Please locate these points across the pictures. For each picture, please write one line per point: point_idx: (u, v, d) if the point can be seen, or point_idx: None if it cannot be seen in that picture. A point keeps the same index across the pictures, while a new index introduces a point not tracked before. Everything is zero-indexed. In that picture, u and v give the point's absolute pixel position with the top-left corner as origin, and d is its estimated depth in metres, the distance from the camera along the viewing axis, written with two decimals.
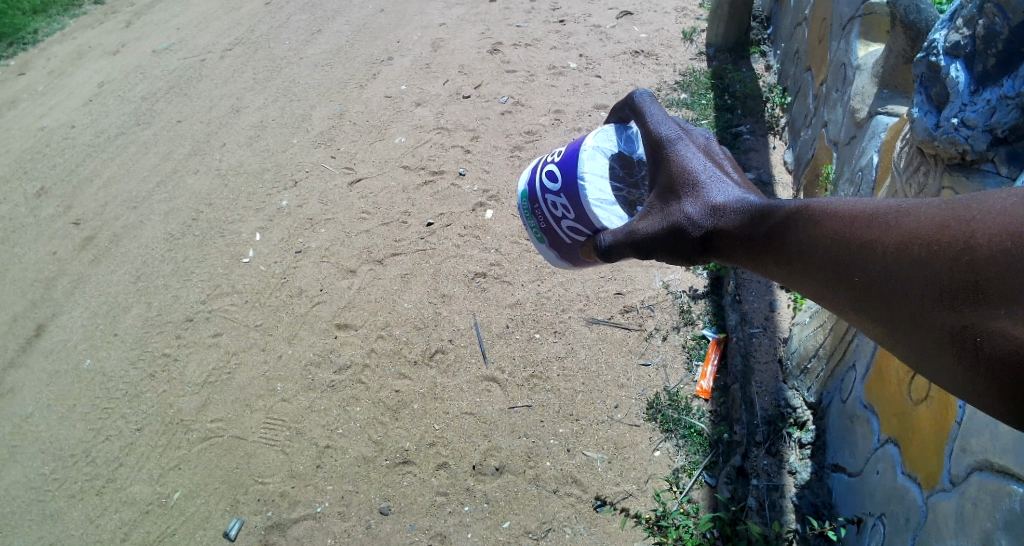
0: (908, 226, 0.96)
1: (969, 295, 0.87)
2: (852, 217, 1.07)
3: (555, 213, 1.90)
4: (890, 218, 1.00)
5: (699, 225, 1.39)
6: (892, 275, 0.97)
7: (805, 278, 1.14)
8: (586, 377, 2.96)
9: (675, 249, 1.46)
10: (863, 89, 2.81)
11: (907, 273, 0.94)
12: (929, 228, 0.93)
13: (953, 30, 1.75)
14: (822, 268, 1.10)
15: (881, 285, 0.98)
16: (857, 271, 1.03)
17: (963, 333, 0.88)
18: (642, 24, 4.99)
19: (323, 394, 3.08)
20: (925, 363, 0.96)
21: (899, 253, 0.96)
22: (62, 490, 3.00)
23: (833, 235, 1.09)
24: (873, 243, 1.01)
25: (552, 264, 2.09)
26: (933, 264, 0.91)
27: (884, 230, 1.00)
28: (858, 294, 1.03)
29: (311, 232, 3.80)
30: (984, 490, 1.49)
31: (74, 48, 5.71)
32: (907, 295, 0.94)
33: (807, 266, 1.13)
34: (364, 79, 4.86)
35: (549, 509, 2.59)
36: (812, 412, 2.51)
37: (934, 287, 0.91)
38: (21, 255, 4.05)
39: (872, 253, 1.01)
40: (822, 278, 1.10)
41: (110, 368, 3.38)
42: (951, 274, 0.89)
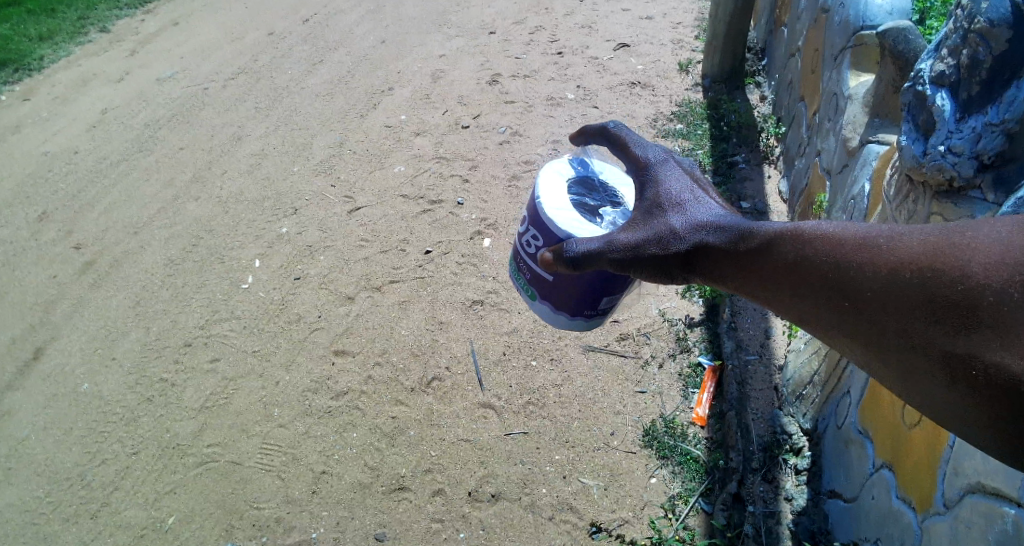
0: (901, 251, 0.99)
1: (965, 322, 0.89)
2: (841, 240, 1.10)
3: (531, 251, 1.82)
4: (884, 242, 1.03)
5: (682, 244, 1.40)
6: (886, 297, 0.99)
7: (795, 301, 1.17)
8: (582, 404, 2.97)
9: (658, 270, 1.47)
10: (855, 118, 2.87)
11: (902, 301, 0.97)
12: (922, 253, 0.96)
13: (937, 60, 1.79)
14: (814, 292, 1.12)
15: (874, 311, 1.01)
16: (849, 294, 1.05)
17: (962, 360, 0.89)
18: (639, 55, 5.09)
19: (320, 420, 3.09)
20: (918, 388, 0.98)
21: (893, 278, 0.99)
22: (56, 513, 2.98)
23: (823, 257, 1.12)
24: (864, 267, 1.04)
25: (554, 324, 1.92)
26: (929, 289, 0.94)
27: (876, 253, 1.03)
28: (852, 318, 1.05)
29: (310, 259, 3.83)
30: (976, 512, 1.51)
31: (78, 76, 5.80)
32: (902, 323, 0.97)
33: (796, 287, 1.16)
34: (364, 109, 4.94)
35: (545, 536, 2.58)
36: (808, 438, 2.52)
37: (928, 312, 0.93)
38: (21, 279, 4.08)
39: (866, 276, 1.03)
40: (815, 301, 1.12)
41: (107, 392, 3.39)
42: (946, 303, 0.91)
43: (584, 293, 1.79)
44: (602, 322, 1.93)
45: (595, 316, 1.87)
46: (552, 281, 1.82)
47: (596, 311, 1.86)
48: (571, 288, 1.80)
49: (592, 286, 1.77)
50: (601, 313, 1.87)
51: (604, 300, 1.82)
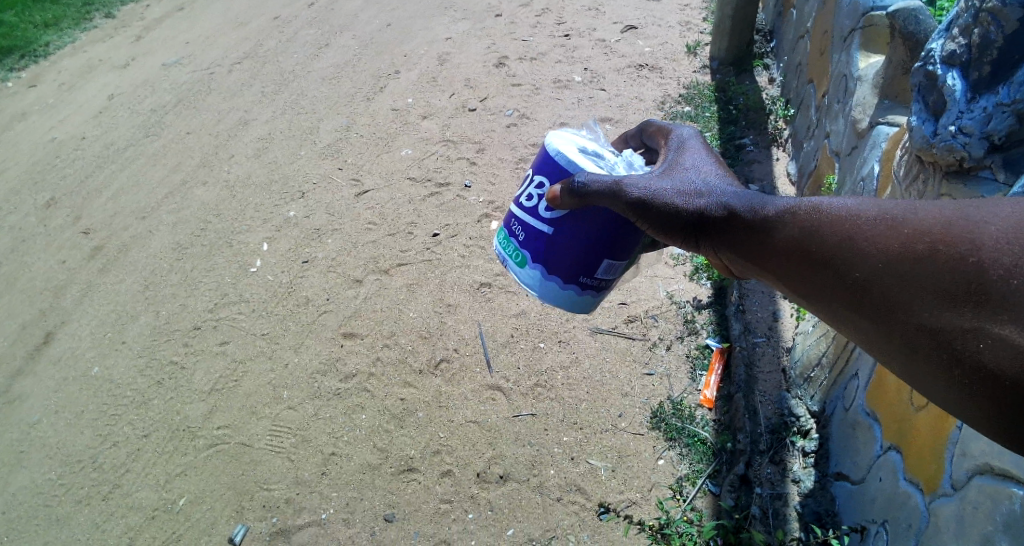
0: (913, 227, 0.99)
1: (972, 299, 0.89)
2: (856, 214, 1.09)
3: (533, 205, 1.70)
4: (897, 217, 1.02)
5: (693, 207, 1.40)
6: (895, 271, 0.99)
7: (805, 271, 1.15)
8: (590, 386, 2.98)
9: (667, 228, 1.45)
10: (864, 100, 2.84)
11: (911, 278, 0.96)
12: (935, 229, 0.96)
13: (948, 39, 1.78)
14: (820, 255, 1.12)
15: (885, 291, 1.00)
16: (858, 267, 1.05)
17: (970, 338, 0.88)
18: (646, 37, 5.06)
19: (329, 402, 3.10)
20: (920, 376, 0.97)
21: (903, 248, 0.99)
22: (69, 495, 3.01)
23: (838, 228, 1.10)
24: (875, 233, 1.04)
25: (541, 297, 1.75)
26: (938, 260, 0.93)
27: (886, 226, 1.03)
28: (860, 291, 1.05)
29: (318, 242, 3.84)
30: (983, 493, 1.51)
31: (84, 62, 5.79)
32: (909, 304, 0.96)
33: (802, 251, 1.16)
34: (371, 92, 4.92)
35: (553, 517, 2.60)
36: (816, 420, 2.50)
37: (937, 290, 0.93)
38: (30, 265, 4.10)
39: (875, 250, 1.03)
40: (825, 272, 1.11)
41: (118, 375, 3.41)
42: (954, 279, 0.91)
43: (584, 253, 1.66)
44: (594, 304, 1.77)
45: (589, 290, 1.72)
46: (551, 236, 1.68)
47: (591, 282, 1.71)
48: (571, 246, 1.66)
49: (594, 243, 1.64)
50: (596, 288, 1.73)
51: (603, 269, 1.69)
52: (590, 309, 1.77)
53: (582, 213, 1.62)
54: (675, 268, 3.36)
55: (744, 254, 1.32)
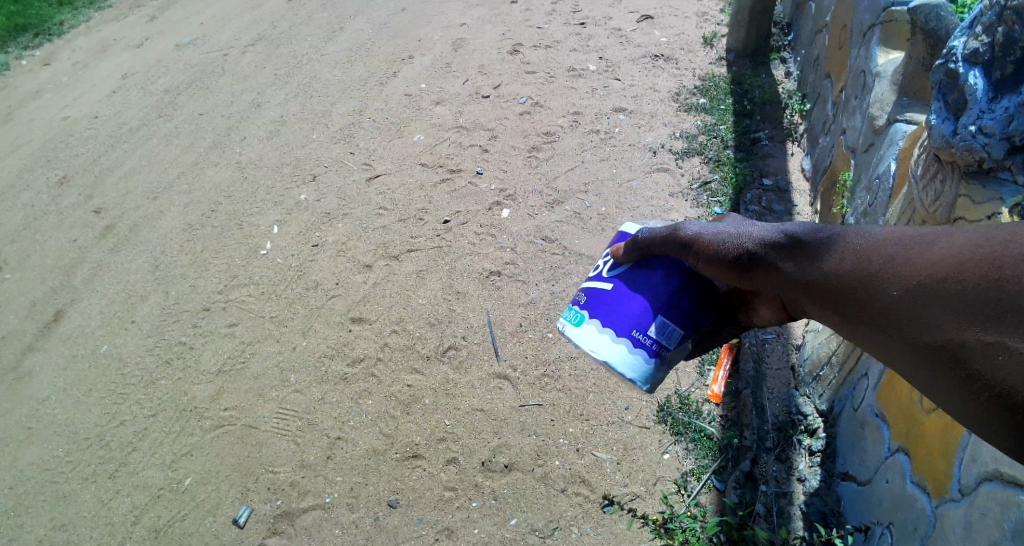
0: (942, 249, 0.99)
1: (986, 308, 0.91)
2: (889, 241, 1.09)
3: (601, 269, 1.75)
4: (929, 240, 1.03)
5: (729, 240, 1.41)
6: (922, 292, 1.00)
7: (837, 298, 1.15)
8: (598, 378, 2.97)
9: (710, 265, 1.46)
10: (882, 96, 2.79)
11: (935, 298, 0.97)
12: (960, 251, 0.96)
13: (971, 37, 1.75)
14: (849, 281, 1.12)
15: (909, 313, 1.01)
16: (888, 287, 1.05)
17: (986, 351, 0.90)
18: (663, 28, 5.01)
19: (336, 387, 3.11)
20: (928, 379, 1.00)
21: (931, 270, 0.99)
22: (75, 472, 3.03)
23: (870, 254, 1.10)
24: (903, 257, 1.05)
25: (598, 360, 1.64)
26: (958, 275, 0.95)
27: (915, 248, 1.04)
28: (885, 312, 1.05)
29: (328, 226, 3.84)
30: (993, 499, 1.49)
31: (98, 41, 5.79)
32: (933, 324, 0.97)
33: (832, 279, 1.16)
34: (384, 77, 4.90)
35: (556, 507, 2.60)
36: (824, 419, 2.48)
37: (958, 309, 0.94)
38: (42, 242, 4.11)
39: (906, 269, 1.03)
40: (856, 298, 1.11)
41: (127, 354, 3.43)
42: (977, 299, 0.92)
43: (647, 306, 1.61)
44: (653, 376, 1.62)
45: (648, 352, 1.61)
46: (609, 290, 1.68)
47: (646, 340, 1.61)
48: (630, 296, 1.63)
49: (656, 295, 1.61)
50: (655, 352, 1.61)
51: (662, 324, 1.60)
52: (648, 381, 1.62)
53: (643, 264, 1.65)
54: None
55: (776, 286, 1.31)
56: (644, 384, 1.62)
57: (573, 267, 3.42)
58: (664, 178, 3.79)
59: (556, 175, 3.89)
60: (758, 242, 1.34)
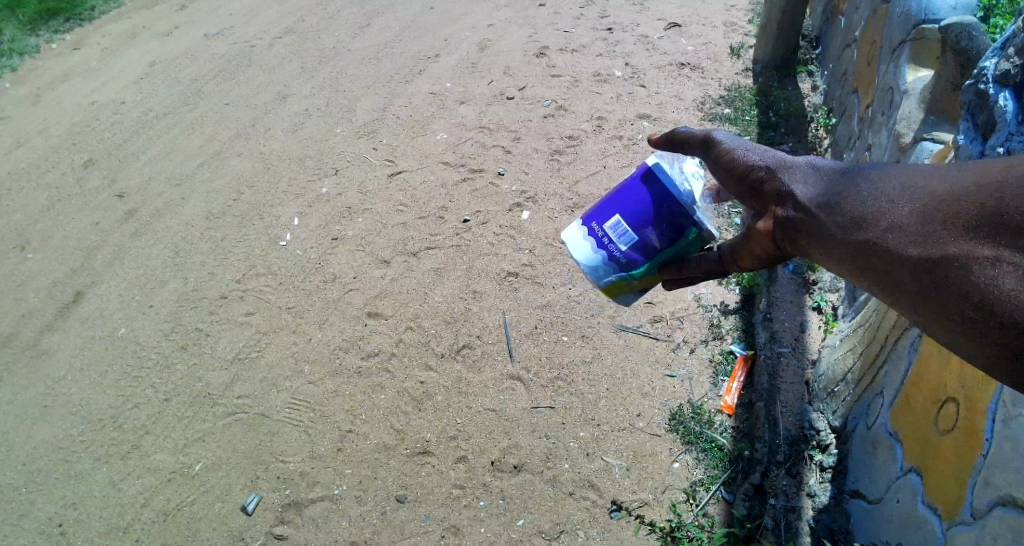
0: (948, 184, 1.14)
1: (973, 227, 1.07)
2: (897, 180, 1.24)
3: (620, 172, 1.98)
4: (935, 178, 1.18)
5: (755, 159, 1.52)
6: (929, 219, 1.14)
7: (844, 228, 1.28)
8: (611, 383, 2.97)
9: (727, 176, 1.58)
10: (910, 114, 2.76)
11: (941, 223, 1.12)
12: (964, 184, 1.12)
13: (1004, 58, 1.73)
14: (862, 206, 1.27)
15: (914, 238, 1.15)
16: (895, 218, 1.19)
17: (990, 270, 1.03)
18: (690, 36, 5.00)
19: (349, 380, 3.13)
20: (931, 305, 1.12)
21: (938, 201, 1.14)
22: (88, 452, 3.07)
23: (881, 190, 1.25)
24: (917, 185, 1.20)
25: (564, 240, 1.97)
26: (959, 201, 1.10)
27: (923, 185, 1.18)
28: (886, 232, 1.20)
29: (348, 220, 3.86)
30: (1005, 524, 1.52)
31: (128, 28, 5.86)
32: (938, 249, 1.11)
33: (844, 203, 1.30)
34: (410, 74, 4.92)
35: (564, 511, 2.60)
36: (836, 436, 2.45)
37: (963, 232, 1.08)
38: (65, 223, 4.17)
39: (914, 203, 1.18)
40: (864, 229, 1.24)
41: (145, 338, 3.47)
42: (980, 220, 1.06)
43: (613, 209, 1.85)
44: (597, 272, 1.90)
45: (600, 249, 1.88)
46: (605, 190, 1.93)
47: (601, 235, 1.87)
48: (608, 198, 1.87)
49: (624, 203, 1.83)
50: (606, 250, 1.88)
51: (615, 228, 1.84)
52: (592, 274, 1.91)
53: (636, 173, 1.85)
54: None
55: (783, 208, 1.44)
56: (598, 280, 1.92)
57: None
58: None
59: (577, 179, 3.89)
60: (784, 166, 1.47)
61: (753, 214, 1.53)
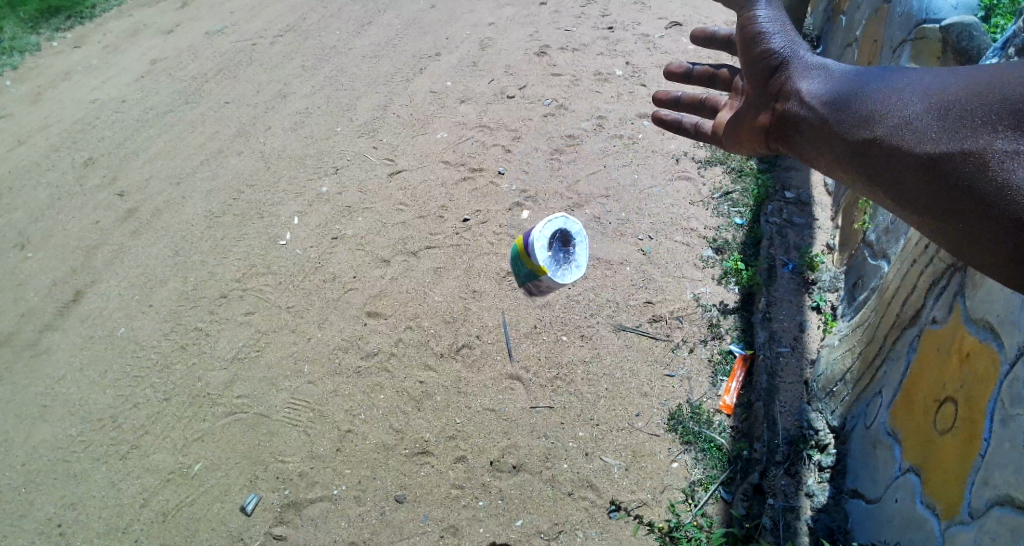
0: (958, 87, 1.33)
1: (986, 121, 1.25)
2: (908, 87, 1.43)
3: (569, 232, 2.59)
4: (946, 82, 1.37)
5: (780, 50, 1.80)
6: (941, 116, 1.33)
7: (859, 128, 1.47)
8: (610, 383, 2.97)
9: (749, 53, 1.86)
10: None
11: (955, 118, 1.30)
12: (974, 86, 1.31)
13: (1004, 58, 1.74)
14: (875, 105, 1.47)
15: (927, 134, 1.33)
16: (909, 119, 1.38)
17: (1006, 161, 1.20)
18: (691, 35, 4.99)
19: (349, 379, 3.13)
20: (943, 197, 1.29)
21: (951, 100, 1.33)
22: (87, 452, 3.07)
23: (894, 95, 1.44)
24: (930, 87, 1.38)
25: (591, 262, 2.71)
26: (970, 101, 1.29)
27: (933, 88, 1.38)
28: (895, 129, 1.39)
29: (348, 220, 3.86)
30: (1002, 524, 1.52)
31: (129, 26, 5.86)
32: (951, 143, 1.29)
33: (858, 100, 1.51)
34: (410, 73, 4.92)
35: (563, 511, 2.60)
36: (835, 435, 2.44)
37: (975, 126, 1.26)
38: (65, 222, 4.17)
39: (928, 104, 1.36)
40: (874, 128, 1.44)
41: (144, 337, 3.47)
42: (990, 115, 1.25)
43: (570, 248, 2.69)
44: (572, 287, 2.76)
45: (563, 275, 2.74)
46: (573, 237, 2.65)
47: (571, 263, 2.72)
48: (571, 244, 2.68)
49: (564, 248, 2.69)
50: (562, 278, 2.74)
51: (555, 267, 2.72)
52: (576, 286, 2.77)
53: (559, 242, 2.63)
54: (703, 270, 3.35)
55: (791, 92, 1.71)
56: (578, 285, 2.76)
57: (590, 271, 3.42)
58: (685, 186, 3.78)
59: (578, 179, 3.89)
60: (804, 62, 1.75)
61: (763, 99, 1.81)
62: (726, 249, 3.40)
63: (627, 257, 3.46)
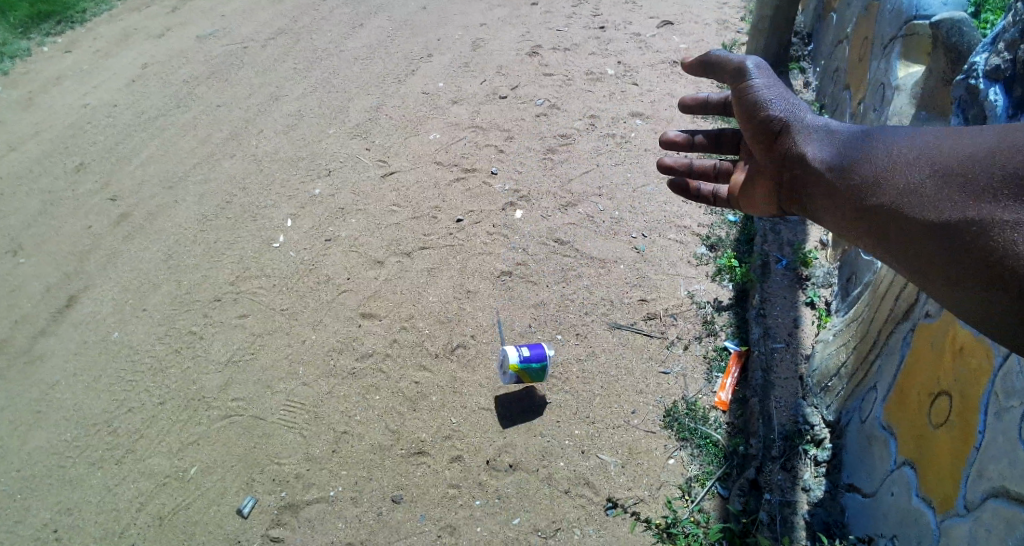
0: (960, 148, 1.22)
1: (988, 190, 1.13)
2: (911, 147, 1.31)
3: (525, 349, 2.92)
4: (950, 142, 1.25)
5: (779, 114, 1.74)
6: (941, 180, 1.21)
7: (859, 191, 1.36)
8: (605, 381, 2.97)
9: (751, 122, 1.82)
10: (902, 110, 2.77)
11: (956, 182, 1.18)
12: (979, 147, 1.18)
13: (993, 54, 1.74)
14: (874, 166, 1.36)
15: (926, 198, 1.21)
16: (909, 182, 1.26)
17: (1007, 230, 1.08)
18: (682, 34, 5.00)
19: (344, 380, 3.12)
20: (943, 266, 1.17)
21: (953, 162, 1.21)
22: (83, 457, 3.06)
23: (895, 156, 1.33)
24: (930, 149, 1.27)
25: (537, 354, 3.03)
26: (973, 164, 1.17)
27: (936, 148, 1.26)
28: (894, 192, 1.28)
29: (341, 221, 3.86)
30: (997, 516, 1.52)
31: (120, 30, 5.84)
32: (951, 208, 1.17)
33: (856, 163, 1.41)
34: (402, 74, 4.92)
35: (560, 509, 2.60)
36: (830, 430, 2.45)
37: (976, 193, 1.14)
38: (58, 228, 4.15)
39: (929, 165, 1.24)
40: (873, 192, 1.33)
41: (138, 342, 3.46)
42: (993, 181, 1.12)
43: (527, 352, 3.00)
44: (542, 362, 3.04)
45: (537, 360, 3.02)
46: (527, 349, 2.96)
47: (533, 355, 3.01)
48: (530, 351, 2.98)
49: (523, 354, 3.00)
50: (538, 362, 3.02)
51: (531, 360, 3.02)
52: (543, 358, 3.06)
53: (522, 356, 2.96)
54: (698, 267, 3.35)
55: (794, 155, 1.63)
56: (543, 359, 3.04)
57: (584, 270, 3.42)
58: None
59: (571, 178, 3.90)
60: (806, 124, 1.67)
61: (769, 162, 1.73)
62: (720, 247, 3.41)
63: (621, 255, 3.47)
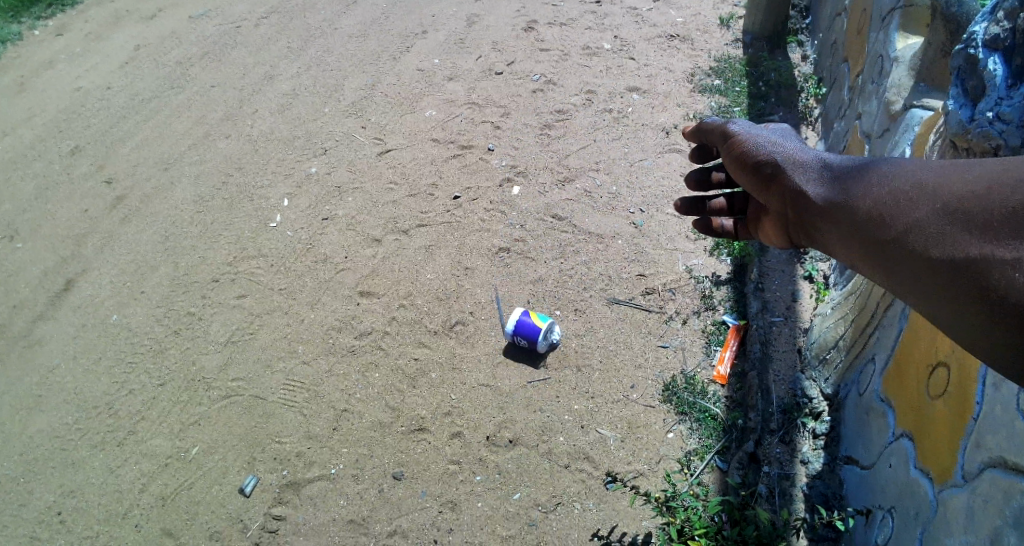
0: (961, 179, 1.07)
1: (994, 226, 0.98)
2: (908, 178, 1.15)
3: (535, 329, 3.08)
4: (952, 172, 1.09)
5: (764, 147, 1.54)
6: (944, 211, 1.05)
7: (857, 226, 1.18)
8: (604, 356, 2.98)
9: (739, 162, 1.60)
10: (899, 81, 2.73)
11: (961, 213, 1.02)
12: (984, 179, 1.04)
13: (993, 23, 1.72)
14: (872, 200, 1.18)
15: (928, 233, 1.05)
16: (909, 214, 1.10)
17: (1009, 266, 0.94)
18: (679, 8, 4.95)
19: (343, 359, 3.13)
20: (942, 303, 1.02)
21: (956, 192, 1.05)
22: (84, 440, 3.07)
23: (893, 188, 1.15)
24: (932, 181, 1.10)
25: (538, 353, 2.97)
26: (981, 196, 1.02)
27: (937, 179, 1.10)
28: (895, 228, 1.11)
29: (338, 200, 3.84)
30: (995, 487, 1.52)
31: (111, 12, 5.78)
32: (955, 242, 1.01)
33: (854, 200, 1.22)
34: (397, 52, 4.87)
35: (560, 483, 2.62)
36: (828, 403, 2.48)
37: (981, 226, 0.99)
38: (54, 212, 4.13)
39: (930, 195, 1.09)
40: (871, 228, 1.15)
41: (137, 324, 3.45)
42: (1001, 216, 0.98)
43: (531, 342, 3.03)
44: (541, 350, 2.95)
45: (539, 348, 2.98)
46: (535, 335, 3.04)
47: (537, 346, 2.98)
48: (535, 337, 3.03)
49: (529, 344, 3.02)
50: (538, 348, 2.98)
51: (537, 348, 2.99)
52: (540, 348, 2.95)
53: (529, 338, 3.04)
54: (696, 242, 3.34)
55: (789, 189, 1.40)
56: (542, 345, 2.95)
57: (582, 246, 3.41)
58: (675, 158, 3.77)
59: (568, 154, 3.88)
60: (795, 154, 1.46)
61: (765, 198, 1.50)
62: None
63: (619, 230, 3.46)
